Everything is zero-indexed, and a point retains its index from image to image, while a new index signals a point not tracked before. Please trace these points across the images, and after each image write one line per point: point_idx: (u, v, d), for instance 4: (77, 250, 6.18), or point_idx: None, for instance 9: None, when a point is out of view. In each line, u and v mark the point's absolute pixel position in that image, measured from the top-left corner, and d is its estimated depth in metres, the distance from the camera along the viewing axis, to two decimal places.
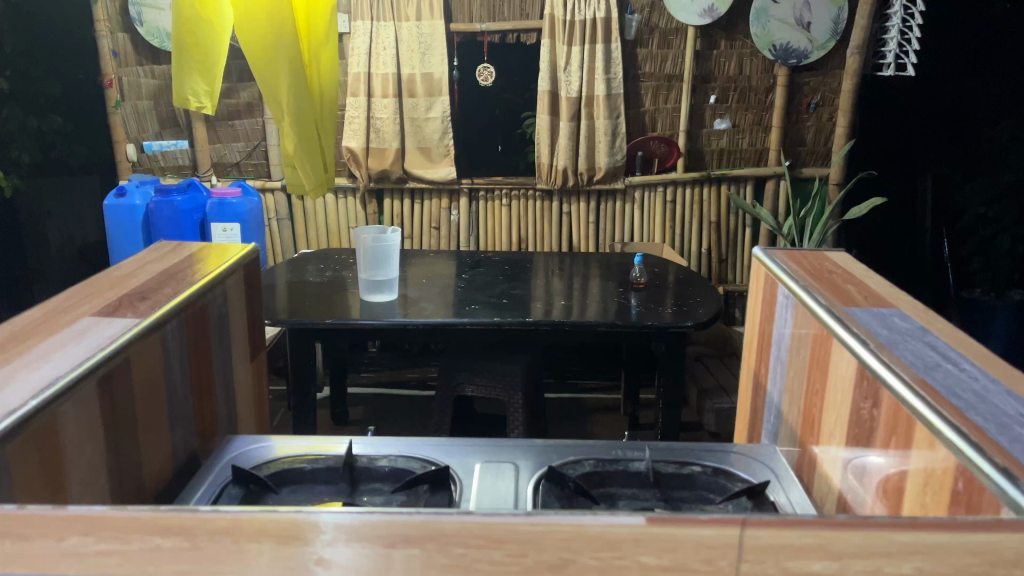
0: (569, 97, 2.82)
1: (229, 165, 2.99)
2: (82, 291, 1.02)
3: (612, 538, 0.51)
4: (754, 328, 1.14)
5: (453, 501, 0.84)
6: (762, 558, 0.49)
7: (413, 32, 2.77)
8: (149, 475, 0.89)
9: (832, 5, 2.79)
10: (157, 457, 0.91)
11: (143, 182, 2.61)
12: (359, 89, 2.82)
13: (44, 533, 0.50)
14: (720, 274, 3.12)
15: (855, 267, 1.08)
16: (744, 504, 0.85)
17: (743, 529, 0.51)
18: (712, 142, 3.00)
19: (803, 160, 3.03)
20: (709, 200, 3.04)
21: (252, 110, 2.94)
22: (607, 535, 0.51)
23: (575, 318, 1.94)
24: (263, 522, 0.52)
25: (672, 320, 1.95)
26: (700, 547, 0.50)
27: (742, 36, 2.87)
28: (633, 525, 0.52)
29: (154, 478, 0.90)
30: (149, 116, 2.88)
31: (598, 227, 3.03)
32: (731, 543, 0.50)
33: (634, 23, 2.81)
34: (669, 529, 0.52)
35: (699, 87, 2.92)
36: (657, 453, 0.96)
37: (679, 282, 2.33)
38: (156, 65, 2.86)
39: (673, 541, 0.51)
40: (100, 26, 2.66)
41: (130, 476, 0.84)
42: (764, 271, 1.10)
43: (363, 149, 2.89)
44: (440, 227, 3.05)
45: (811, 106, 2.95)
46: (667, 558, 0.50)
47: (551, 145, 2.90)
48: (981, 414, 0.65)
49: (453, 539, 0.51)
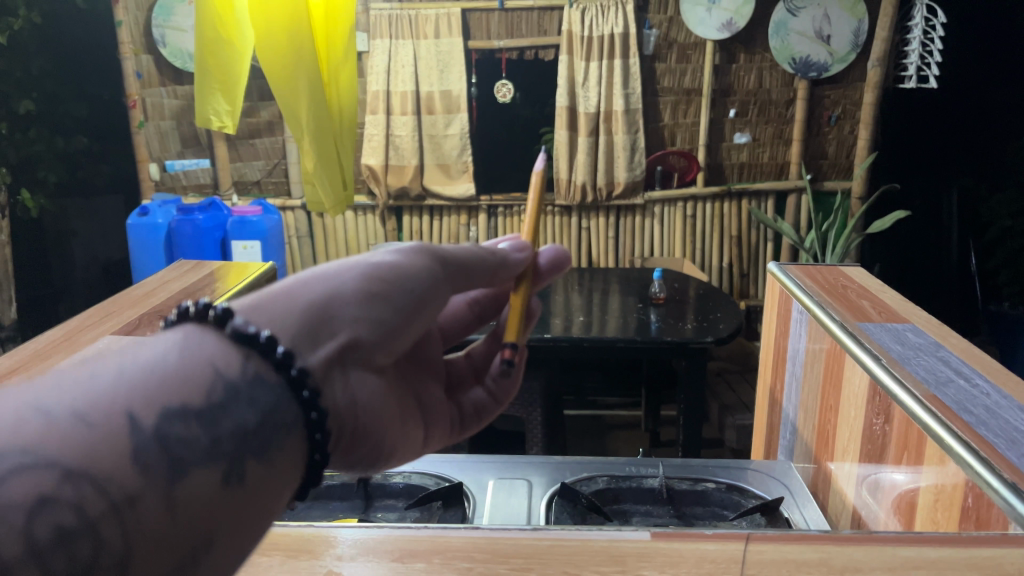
0: (587, 112, 2.81)
1: (250, 183, 3.02)
2: (104, 310, 1.02)
3: (616, 553, 0.55)
4: (770, 343, 1.13)
5: (466, 517, 0.83)
6: (764, 567, 0.52)
7: (431, 50, 2.79)
8: None
9: (852, 17, 2.76)
10: None
11: (166, 203, 2.65)
12: (378, 107, 2.82)
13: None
14: (741, 289, 3.12)
15: (872, 283, 1.06)
16: (757, 521, 0.83)
17: (747, 545, 0.55)
18: (732, 156, 2.98)
19: (825, 172, 3.01)
20: (729, 214, 3.03)
21: (273, 129, 2.96)
22: (612, 549, 0.56)
23: (594, 335, 1.93)
24: (278, 536, 0.58)
25: (693, 336, 1.93)
26: (702, 561, 0.54)
27: (760, 50, 2.85)
28: (637, 540, 0.56)
29: None
30: (171, 135, 2.90)
31: (617, 241, 3.03)
32: (735, 558, 0.54)
33: (652, 38, 2.80)
34: (671, 544, 0.56)
35: (719, 101, 2.91)
36: (670, 469, 0.94)
37: (699, 297, 2.31)
38: (179, 86, 2.85)
39: (676, 556, 0.54)
40: (125, 48, 2.70)
41: None
42: (779, 287, 1.08)
43: (382, 166, 2.90)
44: (459, 243, 3.06)
45: (832, 119, 2.92)
46: (670, 571, 0.53)
47: (570, 161, 2.89)
48: (991, 430, 0.63)
49: (460, 553, 0.55)
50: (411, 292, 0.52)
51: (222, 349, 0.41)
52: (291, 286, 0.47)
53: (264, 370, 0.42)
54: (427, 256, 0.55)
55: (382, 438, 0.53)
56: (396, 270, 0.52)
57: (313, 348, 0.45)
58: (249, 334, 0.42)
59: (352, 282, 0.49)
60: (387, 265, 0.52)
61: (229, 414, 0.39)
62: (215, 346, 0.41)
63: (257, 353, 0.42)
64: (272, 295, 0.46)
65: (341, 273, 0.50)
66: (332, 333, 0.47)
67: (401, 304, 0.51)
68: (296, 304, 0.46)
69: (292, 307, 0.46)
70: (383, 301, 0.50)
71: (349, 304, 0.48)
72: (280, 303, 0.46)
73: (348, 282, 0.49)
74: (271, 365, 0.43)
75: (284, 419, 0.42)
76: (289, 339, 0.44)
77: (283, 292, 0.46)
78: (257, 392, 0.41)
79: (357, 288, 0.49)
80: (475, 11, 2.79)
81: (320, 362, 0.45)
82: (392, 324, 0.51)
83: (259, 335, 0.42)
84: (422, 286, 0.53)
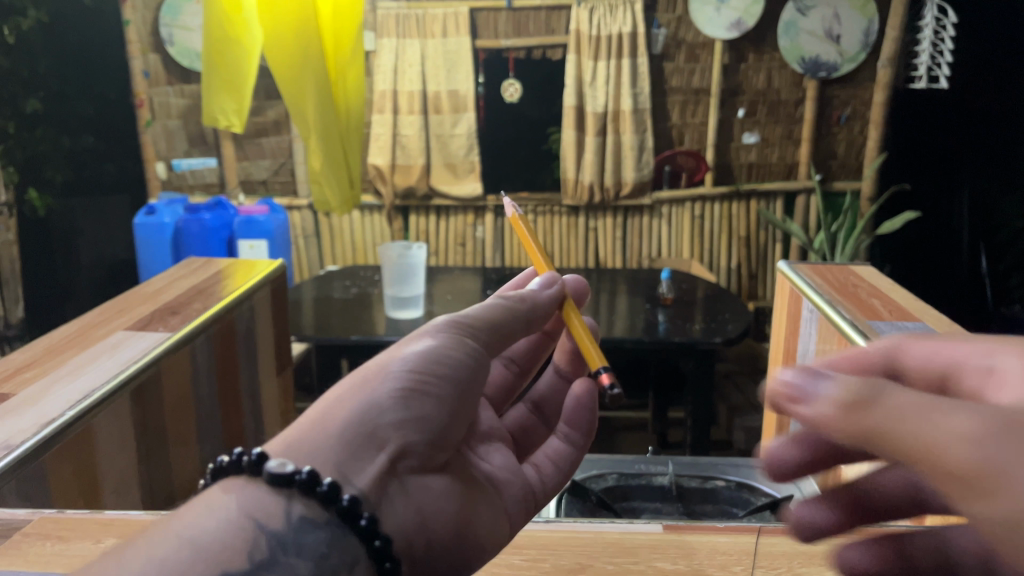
0: (595, 111, 2.81)
1: (257, 182, 3.03)
2: (117, 304, 1.00)
3: (628, 545, 0.54)
4: (779, 343, 1.11)
5: None
6: (776, 561, 0.52)
7: (439, 49, 2.78)
8: (179, 485, 0.89)
9: (863, 17, 2.76)
10: (187, 468, 0.90)
11: (173, 202, 2.65)
12: (385, 106, 2.83)
13: (82, 537, 0.57)
14: (750, 290, 3.10)
15: (882, 280, 1.04)
16: (766, 517, 0.81)
17: (759, 541, 0.54)
18: (741, 156, 2.96)
19: (835, 173, 3.00)
20: (738, 215, 3.01)
21: (280, 128, 2.96)
22: (624, 542, 0.54)
23: (601, 336, 1.92)
24: None
25: (701, 337, 1.91)
26: (716, 553, 0.53)
27: (770, 49, 2.83)
28: (651, 533, 0.56)
29: (184, 489, 0.90)
30: (178, 134, 2.95)
31: (625, 241, 3.02)
32: (748, 552, 0.53)
33: (660, 37, 2.79)
34: (684, 537, 0.55)
35: (728, 101, 2.89)
36: (680, 467, 0.93)
37: (708, 297, 2.29)
38: (187, 85, 2.91)
39: (688, 548, 0.53)
40: (132, 47, 2.77)
41: (159, 486, 0.84)
42: (788, 286, 1.06)
43: (389, 166, 2.90)
44: (466, 244, 3.05)
45: (842, 119, 2.91)
46: (683, 563, 0.52)
47: (577, 161, 2.88)
48: None
49: None
50: (444, 381, 0.55)
51: (263, 497, 0.44)
52: (328, 407, 0.50)
53: (313, 510, 0.44)
54: (452, 337, 0.58)
55: (474, 533, 0.53)
56: (426, 360, 0.55)
57: (363, 463, 0.47)
58: (287, 474, 0.44)
59: (387, 385, 0.52)
60: (416, 358, 0.55)
61: (278, 565, 0.41)
62: (253, 496, 0.43)
63: (300, 492, 0.44)
64: (310, 423, 0.49)
65: (382, 382, 0.52)
66: (381, 445, 0.49)
67: (438, 396, 0.54)
68: (337, 421, 0.48)
69: (332, 427, 0.48)
70: (422, 396, 0.53)
71: (391, 410, 0.50)
72: (320, 427, 0.48)
73: (382, 388, 0.51)
74: (317, 502, 0.44)
75: (340, 555, 0.43)
76: (333, 464, 0.46)
77: (321, 417, 0.49)
78: (305, 536, 0.43)
79: (391, 390, 0.51)
80: (483, 10, 2.79)
81: (373, 472, 0.47)
82: (436, 417, 0.53)
83: (298, 473, 0.44)
84: (453, 369, 0.56)
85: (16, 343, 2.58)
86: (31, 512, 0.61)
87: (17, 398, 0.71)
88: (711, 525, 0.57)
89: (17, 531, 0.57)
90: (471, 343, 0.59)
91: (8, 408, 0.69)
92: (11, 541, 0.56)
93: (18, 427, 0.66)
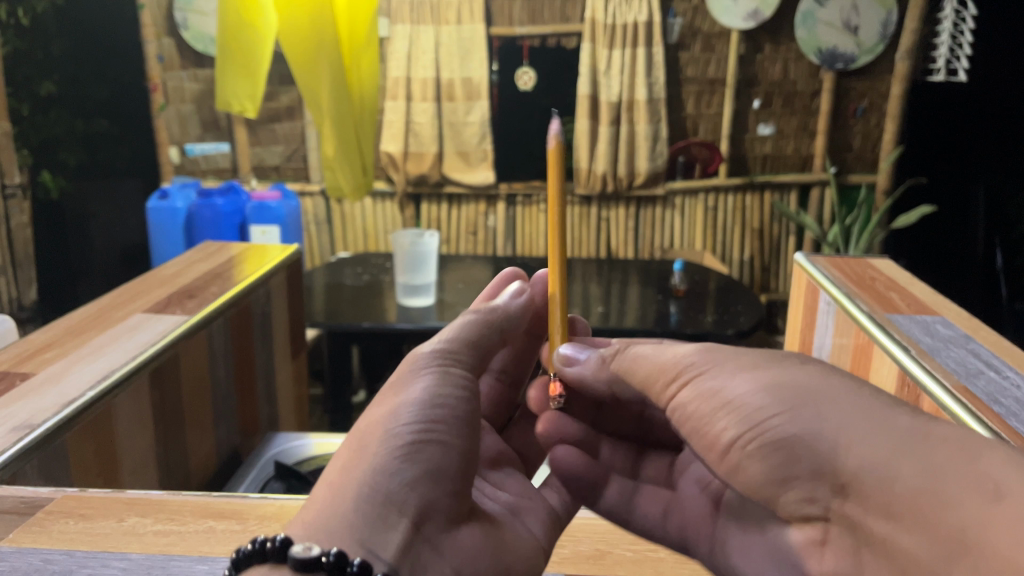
0: (609, 101, 2.79)
1: (269, 168, 3.04)
2: (134, 287, 1.00)
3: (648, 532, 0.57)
4: (795, 337, 1.10)
5: None
6: None
7: (453, 36, 2.77)
8: (196, 466, 0.89)
9: (881, 8, 2.73)
10: (203, 449, 0.91)
11: (185, 187, 2.64)
12: (398, 93, 2.83)
13: (106, 515, 0.57)
14: (762, 282, 3.08)
15: (900, 273, 1.02)
16: None
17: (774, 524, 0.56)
18: (757, 147, 2.94)
19: (850, 166, 2.97)
20: (751, 207, 3.00)
21: (293, 114, 2.96)
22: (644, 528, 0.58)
23: (613, 326, 1.92)
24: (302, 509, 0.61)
25: (713, 329, 1.91)
26: None
27: (787, 40, 2.81)
28: None
29: (200, 468, 0.91)
30: (192, 119, 2.95)
31: (638, 232, 3.01)
32: None
33: (676, 26, 2.78)
34: None
35: (744, 92, 2.87)
36: None
37: (720, 290, 2.27)
38: (201, 70, 2.91)
39: None
40: (148, 31, 2.74)
41: (177, 467, 0.84)
42: (805, 278, 1.05)
43: (401, 153, 2.90)
44: (478, 232, 3.05)
45: (858, 111, 2.89)
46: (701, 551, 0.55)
47: (591, 150, 2.87)
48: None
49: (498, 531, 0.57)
50: (445, 427, 0.54)
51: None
52: (333, 486, 0.48)
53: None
54: (436, 377, 0.57)
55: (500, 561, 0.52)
56: (421, 411, 0.54)
57: (390, 531, 0.46)
58: (313, 558, 0.43)
59: (386, 448, 0.50)
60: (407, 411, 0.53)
61: None
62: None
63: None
64: (318, 505, 0.47)
65: (380, 445, 0.51)
66: (401, 511, 0.48)
67: (443, 446, 0.53)
68: (347, 495, 0.47)
69: (342, 504, 0.47)
70: (428, 447, 0.52)
71: (401, 473, 0.49)
72: (328, 508, 0.47)
73: (384, 449, 0.50)
74: None
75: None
76: (356, 537, 0.45)
77: (327, 496, 0.48)
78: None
79: (394, 451, 0.50)
80: None
81: (398, 537, 0.47)
82: (446, 463, 0.52)
83: (325, 555, 0.43)
84: (450, 415, 0.55)
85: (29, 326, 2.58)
86: (54, 490, 0.61)
87: (38, 377, 0.71)
88: None
89: (41, 509, 0.57)
90: (462, 386, 0.58)
91: (28, 388, 0.69)
92: (36, 518, 0.56)
93: (39, 407, 0.65)
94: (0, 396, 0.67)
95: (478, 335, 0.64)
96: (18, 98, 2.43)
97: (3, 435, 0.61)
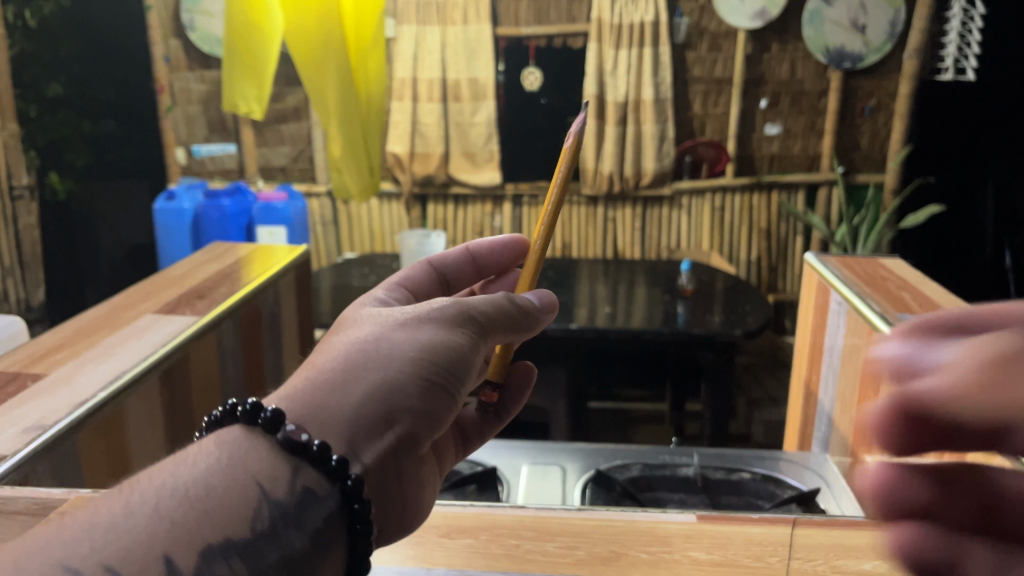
0: (615, 101, 2.79)
1: (276, 169, 3.03)
2: (144, 288, 1.00)
3: (662, 533, 0.56)
4: (805, 337, 1.09)
5: (501, 498, 0.85)
6: (812, 552, 0.52)
7: (459, 36, 2.77)
8: None
9: (889, 7, 2.73)
10: None
11: (192, 188, 2.64)
12: (404, 93, 2.84)
13: None
14: (770, 282, 3.07)
15: (911, 272, 1.01)
16: (793, 510, 0.82)
17: (794, 528, 0.56)
18: (763, 147, 2.93)
19: (858, 165, 2.95)
20: (759, 207, 2.99)
21: (299, 114, 2.96)
22: (658, 530, 0.56)
23: (620, 326, 1.92)
24: None
25: (721, 329, 1.91)
26: (750, 543, 0.54)
27: (794, 40, 2.80)
28: (684, 521, 0.58)
29: None
30: (199, 120, 2.95)
31: (644, 232, 3.01)
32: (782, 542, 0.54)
33: (683, 25, 2.77)
34: (718, 526, 0.57)
35: (752, 91, 2.86)
36: (705, 459, 0.93)
37: (728, 290, 2.26)
38: (207, 71, 2.88)
39: (722, 537, 0.55)
40: (153, 32, 2.76)
41: None
42: (816, 278, 1.05)
43: (408, 154, 2.91)
44: (484, 233, 3.05)
45: (866, 109, 2.86)
46: (716, 552, 0.53)
47: (597, 150, 2.88)
48: None
49: (507, 532, 0.56)
50: (465, 375, 0.55)
51: (269, 463, 0.45)
52: (345, 375, 0.49)
53: (317, 483, 0.46)
54: (485, 321, 0.57)
55: (422, 500, 0.56)
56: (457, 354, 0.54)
57: (373, 444, 0.49)
58: (301, 442, 0.46)
59: (405, 368, 0.51)
60: (446, 346, 0.54)
61: (277, 539, 0.43)
62: (260, 459, 0.45)
63: (308, 462, 0.46)
64: (328, 386, 0.49)
65: (402, 361, 0.51)
66: (386, 431, 0.50)
67: (452, 389, 0.54)
68: (359, 393, 0.49)
69: (351, 399, 0.48)
70: (440, 386, 0.52)
71: (406, 399, 0.51)
72: (336, 396, 0.48)
73: (407, 368, 0.51)
74: (322, 475, 0.46)
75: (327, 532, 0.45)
76: (346, 436, 0.47)
77: (340, 382, 0.49)
78: (304, 510, 0.45)
79: (416, 376, 0.51)
80: None
81: (375, 452, 0.49)
82: (447, 408, 0.54)
83: (311, 444, 0.46)
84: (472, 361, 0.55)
85: (37, 326, 2.57)
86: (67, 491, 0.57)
87: (50, 378, 0.71)
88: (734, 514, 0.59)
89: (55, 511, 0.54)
90: (495, 338, 0.58)
91: (39, 388, 0.69)
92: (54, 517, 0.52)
93: (51, 407, 0.66)
94: (12, 398, 0.67)
95: (538, 298, 0.62)
96: (25, 100, 2.46)
97: (15, 436, 0.61)
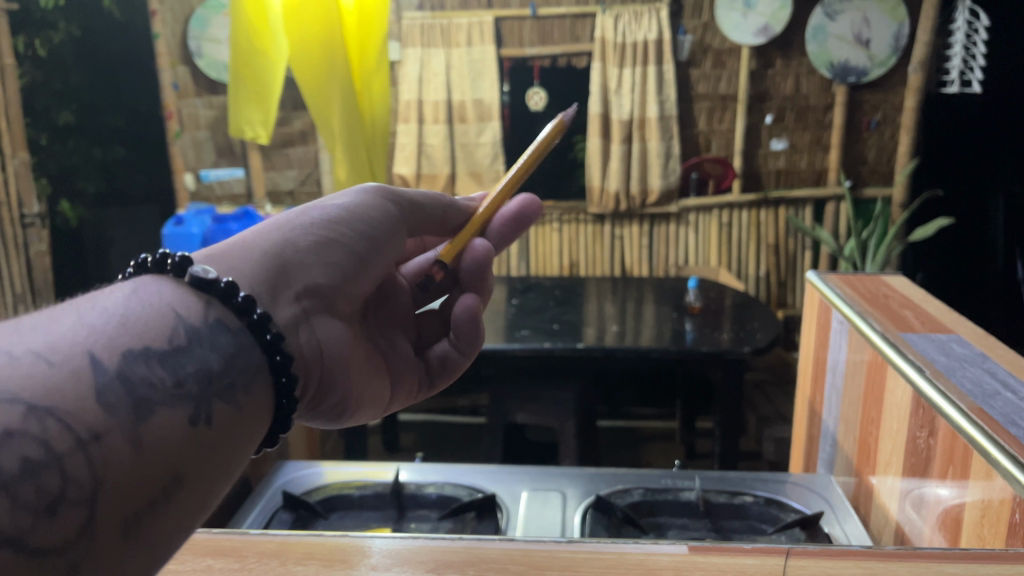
0: (621, 119, 2.79)
1: (284, 193, 3.06)
2: None
3: (652, 565, 0.55)
4: (809, 353, 1.08)
5: (499, 528, 0.84)
6: None
7: (464, 58, 2.80)
8: None
9: (892, 21, 2.73)
10: None
11: (200, 213, 2.66)
12: (410, 115, 2.84)
13: None
14: (779, 298, 3.06)
15: (915, 291, 1.00)
16: (797, 535, 0.82)
17: (787, 558, 0.55)
18: (769, 162, 2.94)
19: (865, 179, 2.96)
20: (766, 222, 2.98)
21: (306, 138, 3.00)
22: (648, 562, 0.56)
23: (628, 345, 1.91)
24: (311, 547, 0.60)
25: (729, 346, 1.89)
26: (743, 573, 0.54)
27: (797, 55, 2.82)
28: (675, 553, 0.57)
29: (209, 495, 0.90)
30: (207, 145, 2.97)
31: (652, 249, 3.00)
32: (775, 571, 0.54)
33: (686, 43, 2.78)
34: (708, 557, 0.56)
35: (756, 107, 2.87)
36: (707, 482, 0.92)
37: (736, 306, 2.25)
38: (214, 96, 2.92)
39: (713, 568, 0.54)
40: (162, 59, 2.77)
41: None
42: (818, 297, 1.04)
43: (414, 175, 2.90)
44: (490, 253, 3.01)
45: (872, 124, 2.88)
46: None
47: (603, 168, 2.87)
48: None
49: (497, 566, 0.56)
50: (351, 248, 0.65)
51: (184, 295, 0.51)
52: (246, 242, 0.59)
53: (226, 315, 0.52)
54: (379, 233, 0.68)
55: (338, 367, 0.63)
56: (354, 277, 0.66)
57: (275, 293, 0.57)
58: (209, 280, 0.52)
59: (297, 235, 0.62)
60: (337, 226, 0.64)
61: (191, 352, 0.48)
62: (176, 295, 0.50)
63: (218, 298, 0.52)
64: (232, 252, 0.58)
65: (298, 235, 0.62)
66: (291, 283, 0.59)
67: (343, 253, 0.64)
68: (257, 252, 0.58)
69: (255, 257, 0.58)
70: (329, 249, 0.63)
71: (299, 255, 0.61)
72: (276, 298, 0.57)
73: (302, 239, 0.62)
74: (231, 310, 0.52)
75: (241, 354, 0.51)
76: (249, 282, 0.56)
77: (242, 247, 0.59)
78: (219, 334, 0.50)
79: (308, 240, 0.62)
80: (507, 19, 2.80)
81: (283, 297, 0.58)
82: (337, 273, 0.63)
83: (219, 282, 0.52)
84: (360, 234, 0.66)
85: None
86: None
87: None
88: (732, 546, 0.58)
89: None
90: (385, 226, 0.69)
91: None
92: None
93: None
94: None
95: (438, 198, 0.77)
96: (36, 128, 2.49)
97: None
